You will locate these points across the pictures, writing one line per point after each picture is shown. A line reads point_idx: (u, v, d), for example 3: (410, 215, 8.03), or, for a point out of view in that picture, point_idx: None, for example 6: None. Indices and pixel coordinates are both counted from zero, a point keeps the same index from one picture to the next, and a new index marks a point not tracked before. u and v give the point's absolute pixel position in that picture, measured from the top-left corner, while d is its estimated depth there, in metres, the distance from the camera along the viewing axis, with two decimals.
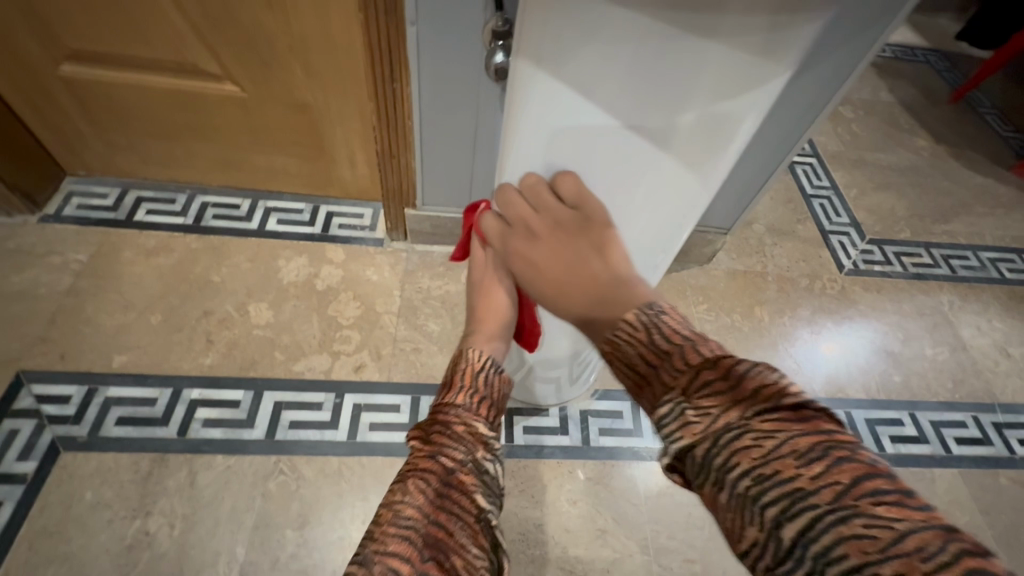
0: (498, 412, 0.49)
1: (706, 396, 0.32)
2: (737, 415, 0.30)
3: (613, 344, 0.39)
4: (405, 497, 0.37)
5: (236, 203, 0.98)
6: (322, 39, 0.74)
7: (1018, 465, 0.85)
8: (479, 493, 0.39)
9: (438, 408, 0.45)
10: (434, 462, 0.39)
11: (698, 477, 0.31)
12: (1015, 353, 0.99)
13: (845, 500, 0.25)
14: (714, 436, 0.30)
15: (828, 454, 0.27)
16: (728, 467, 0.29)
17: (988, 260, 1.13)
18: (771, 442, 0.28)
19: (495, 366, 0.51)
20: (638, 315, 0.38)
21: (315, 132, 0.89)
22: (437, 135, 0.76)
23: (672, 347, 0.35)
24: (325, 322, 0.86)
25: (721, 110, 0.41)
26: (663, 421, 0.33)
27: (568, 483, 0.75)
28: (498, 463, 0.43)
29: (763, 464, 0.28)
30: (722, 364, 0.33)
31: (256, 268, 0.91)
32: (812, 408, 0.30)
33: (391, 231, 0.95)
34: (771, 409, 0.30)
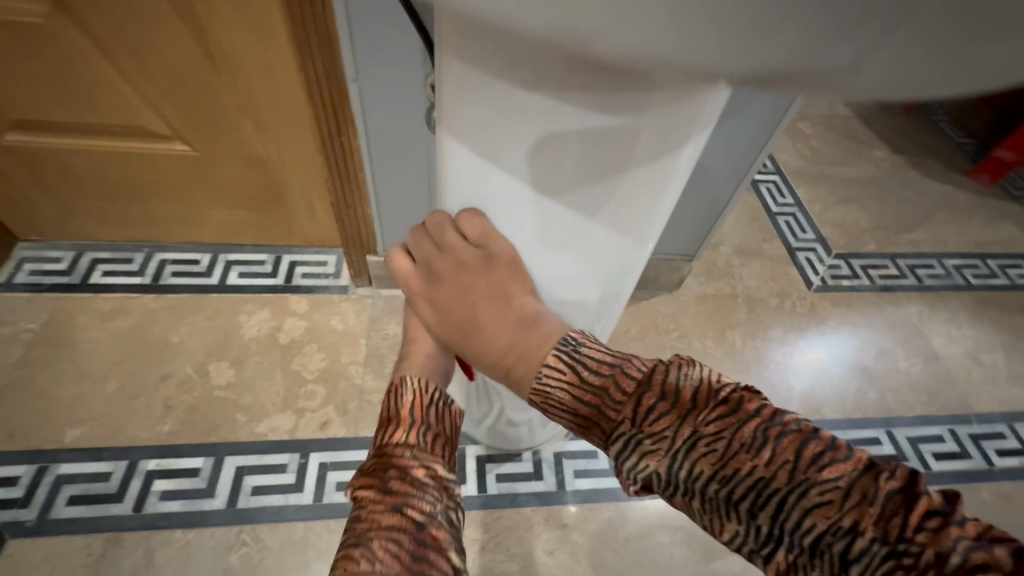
0: (451, 448, 0.49)
1: (655, 420, 0.34)
2: (688, 429, 0.32)
3: (541, 394, 0.40)
4: (376, 566, 0.35)
5: (195, 258, 0.96)
6: (269, 97, 0.73)
7: (998, 477, 0.85)
8: (449, 542, 0.40)
9: (393, 452, 0.44)
10: (400, 519, 0.38)
11: (668, 492, 0.33)
12: (987, 359, 0.99)
13: (797, 476, 0.29)
14: (675, 454, 0.32)
15: (770, 437, 0.30)
16: (694, 476, 0.31)
17: (953, 267, 1.14)
18: (723, 443, 0.31)
19: (443, 399, 0.51)
20: (561, 352, 0.40)
21: (271, 186, 0.87)
22: (390, 185, 0.76)
23: (605, 380, 0.38)
24: (288, 377, 0.83)
25: (651, 172, 0.41)
26: (619, 455, 0.35)
27: (545, 532, 0.73)
28: (457, 504, 0.44)
29: (724, 467, 0.31)
30: (655, 381, 0.35)
31: (217, 325, 0.88)
32: (735, 392, 0.33)
33: (355, 278, 0.93)
34: (710, 412, 0.32)
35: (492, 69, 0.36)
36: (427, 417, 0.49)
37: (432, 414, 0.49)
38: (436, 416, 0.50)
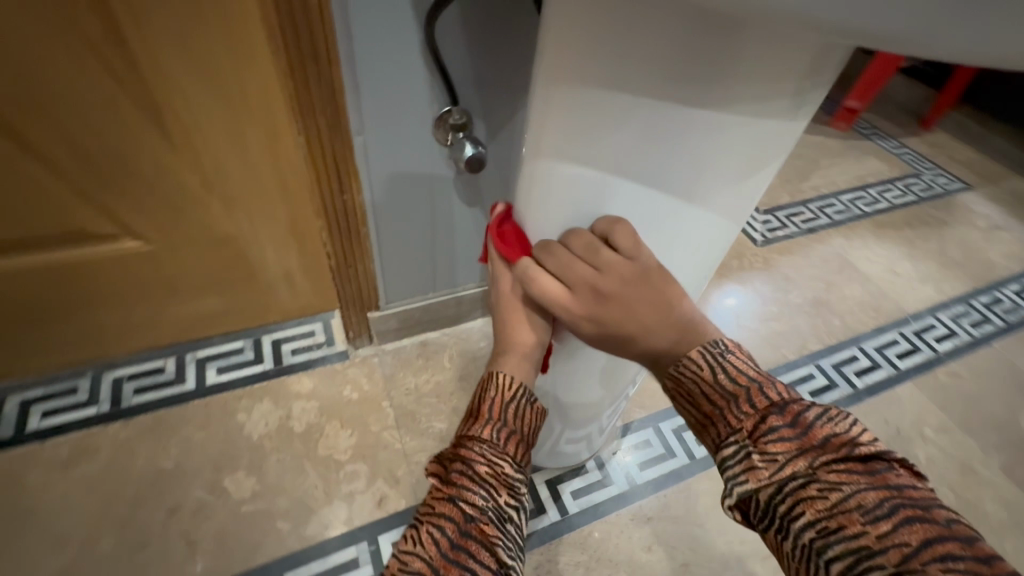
0: (528, 447, 0.46)
1: (773, 442, 0.35)
2: (803, 465, 0.33)
3: (673, 382, 0.41)
4: (418, 548, 0.36)
5: (157, 365, 0.83)
6: (239, 168, 0.66)
7: (945, 359, 1.02)
8: (500, 544, 0.37)
9: (461, 440, 0.42)
10: (452, 509, 0.37)
11: (760, 520, 0.34)
12: (900, 269, 1.19)
13: (910, 564, 0.27)
14: (779, 483, 0.33)
15: (896, 513, 0.29)
16: (793, 514, 0.32)
17: (848, 201, 1.36)
18: (836, 494, 0.31)
19: (527, 398, 0.46)
20: (701, 353, 0.40)
21: (244, 264, 0.79)
22: (395, 232, 0.72)
23: (738, 389, 0.38)
24: (321, 465, 0.76)
25: (751, 157, 0.40)
26: (728, 459, 0.37)
27: (636, 531, 0.74)
28: (519, 510, 0.41)
29: (828, 517, 0.31)
30: (789, 410, 0.36)
31: (214, 434, 0.77)
32: (876, 456, 0.33)
33: (355, 340, 0.87)
34: (835, 460, 0.33)
35: (597, 81, 0.36)
36: (507, 415, 0.45)
37: (513, 412, 0.45)
38: (517, 413, 0.45)
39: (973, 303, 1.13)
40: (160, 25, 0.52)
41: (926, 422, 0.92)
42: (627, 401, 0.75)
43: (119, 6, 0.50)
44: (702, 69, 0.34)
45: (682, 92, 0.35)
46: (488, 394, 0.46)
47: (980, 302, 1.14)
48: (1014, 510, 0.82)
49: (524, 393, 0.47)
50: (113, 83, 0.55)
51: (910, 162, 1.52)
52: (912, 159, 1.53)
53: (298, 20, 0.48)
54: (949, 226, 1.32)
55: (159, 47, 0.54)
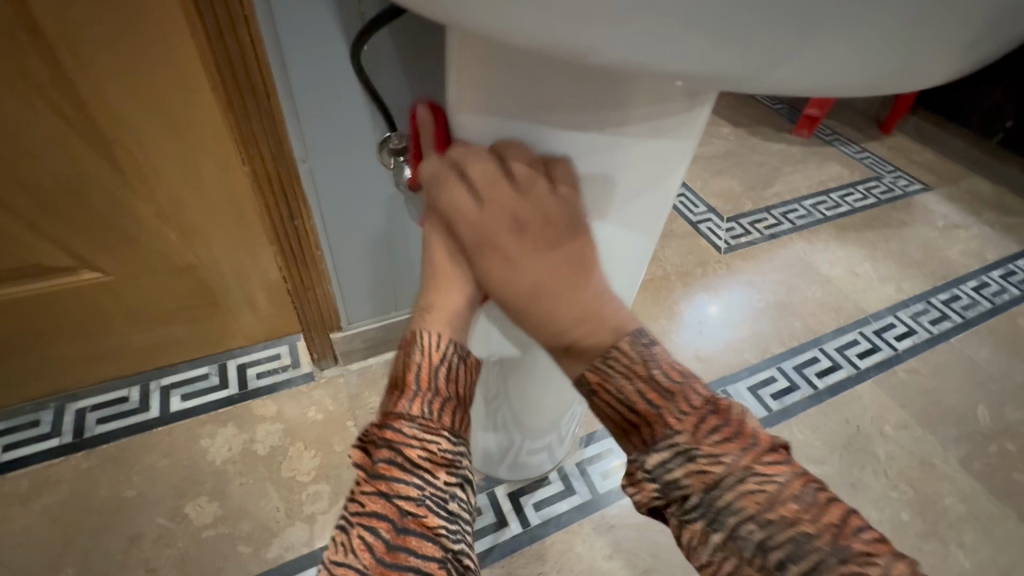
0: (462, 407, 0.46)
1: (713, 439, 0.37)
2: (743, 460, 0.36)
3: (600, 377, 0.42)
4: (354, 554, 0.37)
5: (122, 394, 0.84)
6: (191, 198, 0.68)
7: (904, 356, 1.04)
8: (439, 530, 0.39)
9: (389, 420, 0.41)
10: (386, 506, 0.38)
11: (689, 514, 0.36)
12: (861, 270, 1.22)
13: (841, 542, 0.32)
14: (722, 480, 0.35)
15: (819, 498, 0.35)
16: (734, 509, 0.34)
17: (810, 206, 1.39)
18: (772, 485, 0.35)
19: (457, 355, 0.46)
20: (632, 348, 0.42)
21: (204, 291, 0.80)
22: (349, 254, 0.73)
23: (673, 386, 0.40)
24: (284, 487, 0.76)
25: (655, 168, 0.42)
26: (663, 457, 0.38)
27: (598, 540, 0.75)
28: (462, 481, 0.42)
29: (768, 509, 0.34)
30: (720, 406, 0.39)
31: (177, 461, 0.78)
32: (789, 451, 0.38)
33: (319, 361, 0.88)
34: (766, 454, 0.36)
35: (500, 106, 0.39)
36: (437, 381, 0.44)
37: (444, 376, 0.45)
38: (447, 377, 0.45)
39: (932, 301, 1.16)
40: (97, 63, 0.54)
41: (886, 419, 0.93)
42: (582, 410, 0.76)
43: (57, 47, 0.52)
44: (595, 96, 0.37)
45: (580, 118, 0.38)
46: (415, 359, 0.44)
47: (938, 299, 1.16)
48: (971, 503, 0.84)
49: (454, 350, 0.46)
50: (58, 118, 0.57)
51: (871, 165, 1.56)
52: (873, 163, 1.57)
53: (229, 55, 0.50)
54: (908, 227, 1.36)
55: (100, 83, 0.55)
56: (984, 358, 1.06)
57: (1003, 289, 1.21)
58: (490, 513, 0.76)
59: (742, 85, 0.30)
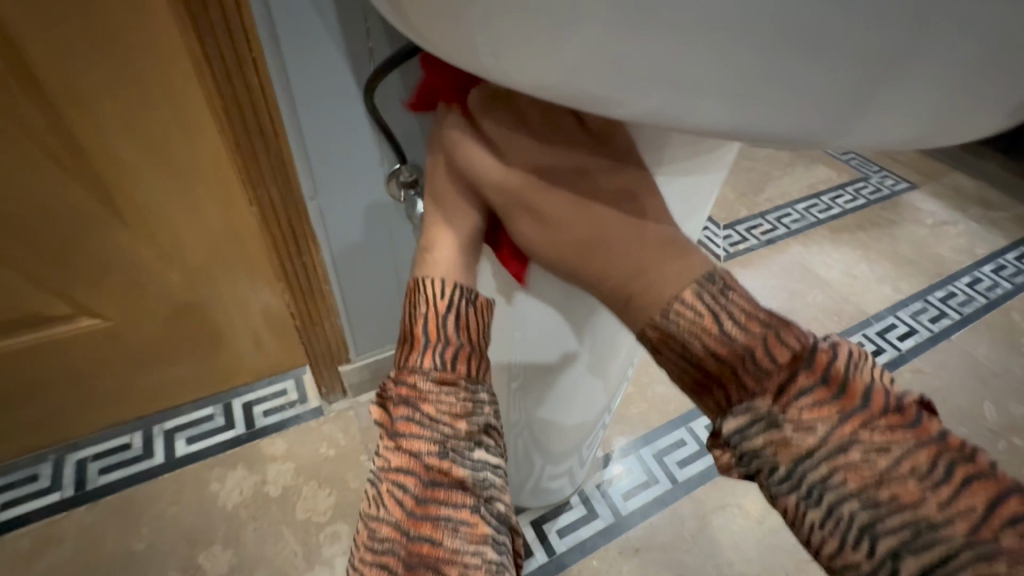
0: (484, 355, 0.40)
1: (808, 406, 0.29)
2: (848, 429, 0.28)
3: (661, 333, 0.34)
4: (381, 512, 0.35)
5: (124, 441, 0.81)
6: (193, 237, 0.66)
7: (907, 356, 1.05)
8: (470, 480, 0.35)
9: (400, 375, 0.38)
10: (410, 461, 0.35)
11: (776, 487, 0.29)
12: (858, 271, 1.24)
13: (980, 532, 0.25)
14: (819, 452, 0.28)
15: (953, 474, 0.26)
16: (832, 484, 0.28)
17: (803, 210, 1.41)
18: (883, 459, 0.27)
19: (464, 302, 0.40)
20: (698, 295, 0.33)
21: (208, 329, 0.78)
22: (358, 288, 0.72)
23: (751, 339, 0.31)
24: (300, 530, 0.74)
25: (681, 208, 0.42)
26: (742, 424, 0.30)
27: (625, 563, 0.74)
28: (490, 427, 0.37)
29: (879, 489, 0.27)
30: (817, 358, 0.30)
31: (186, 507, 0.75)
32: (912, 405, 0.29)
33: (328, 395, 0.86)
34: (880, 419, 0.28)
35: None
36: (448, 331, 0.39)
37: (455, 326, 0.39)
38: (459, 326, 0.39)
39: (929, 299, 1.18)
40: (101, 110, 0.53)
41: None
42: (602, 431, 0.75)
43: (57, 96, 0.51)
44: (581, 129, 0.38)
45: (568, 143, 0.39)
46: (419, 314, 0.40)
47: (935, 298, 1.18)
48: None
49: (458, 296, 0.40)
50: (57, 166, 0.56)
51: (858, 166, 1.58)
52: (858, 164, 1.59)
53: (239, 97, 0.49)
54: (899, 226, 1.38)
55: (100, 127, 0.54)
56: (983, 353, 1.08)
57: (996, 284, 1.23)
58: None
59: (806, 143, 0.27)
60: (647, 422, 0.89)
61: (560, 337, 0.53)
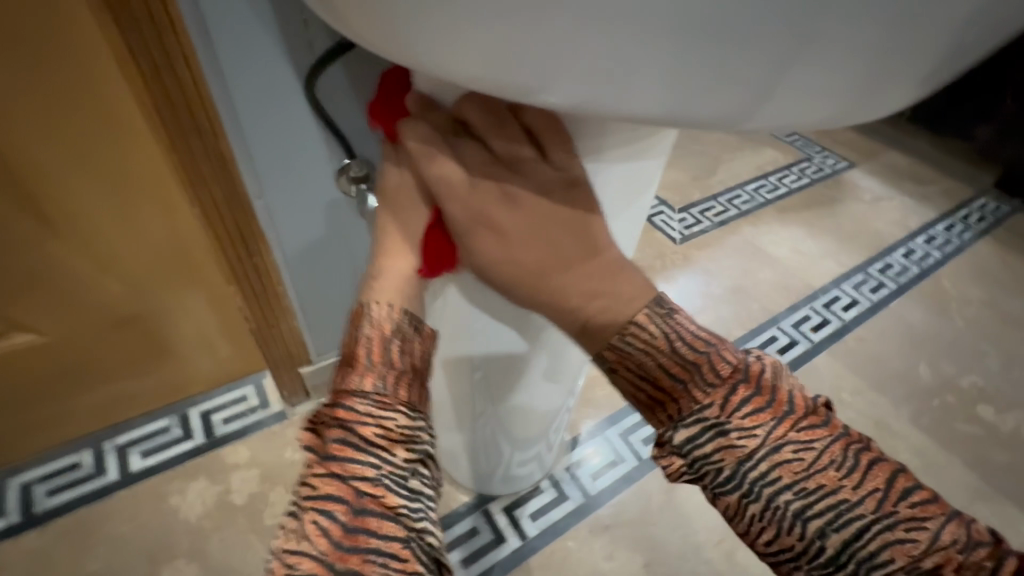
0: (424, 383, 0.42)
1: (747, 413, 0.33)
2: (779, 431, 0.33)
3: (619, 356, 0.38)
4: (302, 543, 0.33)
5: (72, 461, 0.77)
6: (134, 244, 0.63)
7: (850, 325, 1.12)
8: (404, 510, 0.35)
9: (341, 395, 0.38)
10: (341, 488, 0.34)
11: (720, 487, 0.34)
12: (804, 248, 1.30)
13: (885, 507, 0.31)
14: (757, 454, 0.33)
15: (861, 461, 0.32)
16: (769, 480, 0.32)
17: (752, 191, 1.46)
18: (809, 453, 0.32)
19: (410, 324, 0.42)
20: (649, 318, 0.37)
21: (157, 338, 0.75)
22: (315, 288, 0.70)
23: (699, 356, 0.35)
24: (269, 536, 0.72)
25: (625, 195, 0.44)
26: (694, 437, 0.34)
27: (596, 541, 0.76)
28: (425, 457, 0.39)
29: (806, 478, 0.32)
30: (751, 371, 0.35)
31: (145, 524, 0.72)
32: (822, 406, 0.35)
33: (290, 398, 0.84)
34: (802, 420, 0.33)
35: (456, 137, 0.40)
36: (391, 356, 0.40)
37: (398, 351, 0.41)
38: (402, 351, 0.41)
39: (869, 271, 1.25)
40: (20, 114, 0.50)
41: (842, 388, 1.01)
42: (569, 416, 0.76)
43: None
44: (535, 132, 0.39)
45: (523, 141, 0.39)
46: (362, 333, 0.40)
47: (874, 269, 1.26)
48: (924, 455, 0.92)
49: (405, 321, 0.42)
50: None
51: (801, 148, 1.64)
52: (802, 145, 1.66)
53: (171, 95, 0.47)
54: (840, 203, 1.45)
55: (20, 132, 0.51)
56: (918, 319, 1.15)
57: (927, 254, 1.32)
58: (487, 532, 0.76)
59: (718, 128, 0.28)
60: (611, 404, 0.91)
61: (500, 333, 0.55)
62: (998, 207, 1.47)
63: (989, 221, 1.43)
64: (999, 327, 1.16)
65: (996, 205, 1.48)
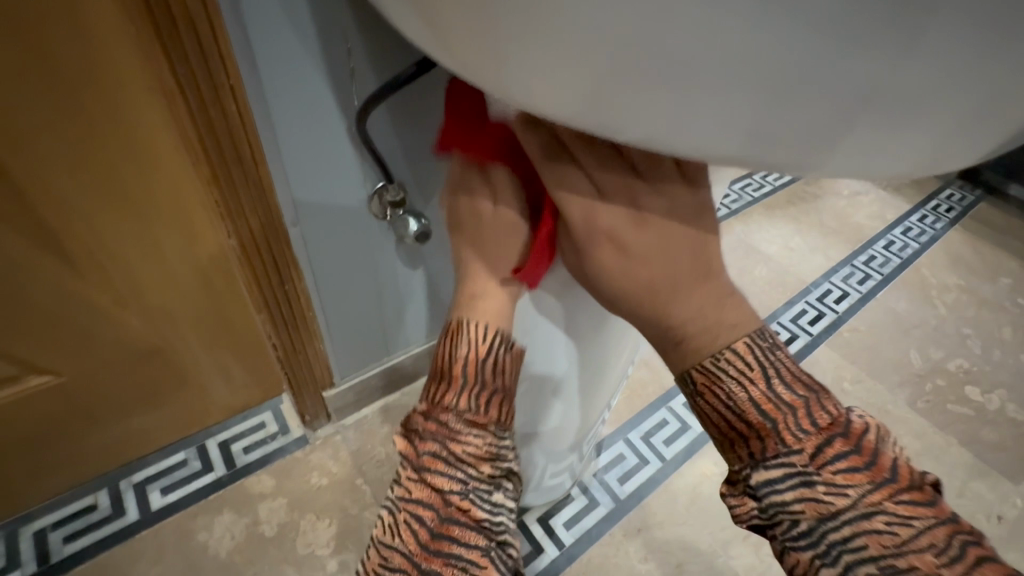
0: (511, 401, 0.45)
1: (843, 473, 0.35)
2: (876, 498, 0.35)
3: (709, 379, 0.39)
4: (397, 542, 0.40)
5: (88, 503, 0.74)
6: (156, 276, 0.62)
7: (843, 317, 1.17)
8: (485, 521, 0.40)
9: (436, 409, 0.42)
10: (431, 495, 0.40)
11: (796, 540, 0.36)
12: (793, 243, 1.35)
13: None
14: (846, 517, 0.35)
15: (962, 550, 0.33)
16: (855, 544, 0.34)
17: (739, 190, 1.51)
18: (904, 530, 0.34)
19: (502, 346, 0.44)
20: (750, 349, 0.39)
21: (174, 369, 0.73)
22: (342, 311, 0.70)
23: (796, 399, 0.37)
24: (303, 566, 0.71)
25: None
26: (776, 478, 0.37)
27: (630, 544, 0.78)
28: (507, 473, 0.43)
29: (894, 552, 0.34)
30: (851, 429, 0.37)
31: (173, 563, 0.70)
32: (928, 486, 0.36)
33: (312, 422, 0.82)
34: (904, 494, 0.35)
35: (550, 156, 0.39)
36: (484, 374, 0.43)
37: (490, 368, 0.44)
38: (494, 369, 0.44)
39: (855, 264, 1.31)
40: (47, 151, 0.48)
41: (842, 378, 1.05)
42: (601, 425, 0.76)
43: None
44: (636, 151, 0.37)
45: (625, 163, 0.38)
46: (460, 351, 0.43)
47: (859, 262, 1.32)
48: (923, 438, 0.97)
49: (497, 342, 0.44)
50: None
51: None
52: None
53: (215, 126, 0.46)
54: (821, 199, 1.52)
55: (46, 167, 0.49)
56: (904, 308, 1.22)
57: (906, 245, 1.39)
58: (524, 544, 0.77)
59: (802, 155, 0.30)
60: (631, 407, 0.93)
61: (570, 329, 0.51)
62: (964, 197, 1.57)
63: (957, 211, 1.52)
64: (976, 311, 1.23)
65: (962, 195, 1.57)
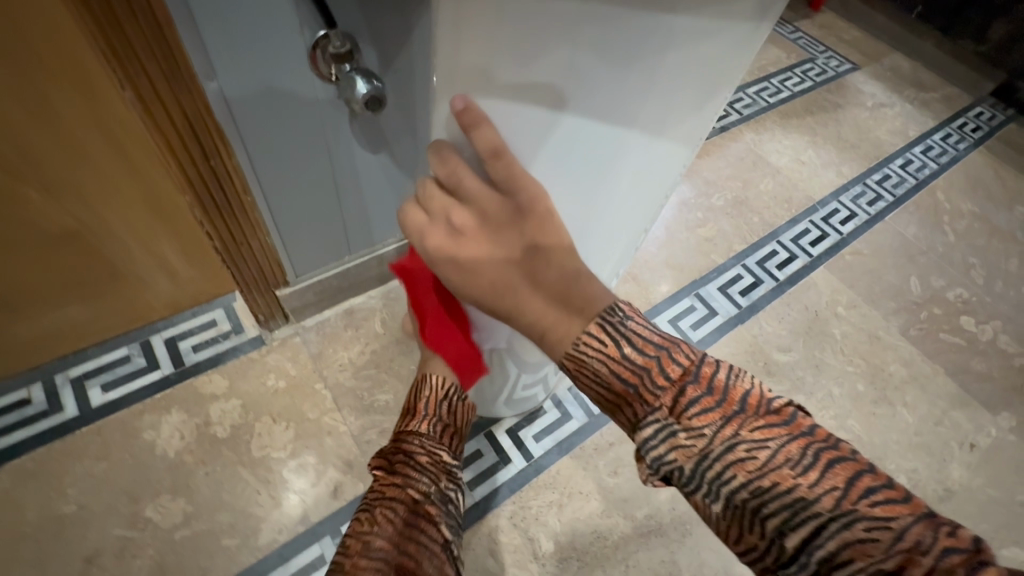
0: (459, 437, 0.54)
1: (697, 415, 0.32)
2: (730, 431, 0.31)
3: (576, 363, 0.34)
4: (372, 531, 0.40)
5: (20, 397, 0.69)
6: (50, 143, 0.51)
7: (847, 239, 1.10)
8: (442, 522, 0.43)
9: (403, 435, 0.50)
10: (399, 492, 0.43)
11: (686, 488, 0.32)
12: (806, 157, 1.24)
13: (843, 505, 0.28)
14: (709, 454, 0.30)
15: (820, 459, 0.29)
16: (723, 479, 0.30)
17: (754, 94, 1.35)
18: (763, 452, 0.30)
19: (457, 395, 0.54)
20: (602, 326, 0.33)
21: (100, 256, 0.64)
22: (289, 198, 0.60)
23: (648, 360, 0.34)
24: (259, 469, 0.68)
25: (703, 84, 0.34)
26: (646, 438, 0.33)
27: (603, 458, 0.75)
28: (457, 488, 0.49)
29: (760, 476, 0.29)
30: (702, 373, 0.33)
31: (118, 460, 0.67)
32: (785, 408, 0.32)
33: (268, 322, 0.75)
34: (758, 420, 0.31)
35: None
36: (440, 409, 0.53)
37: (446, 406, 0.53)
38: (449, 408, 0.54)
39: (868, 182, 1.21)
40: None
41: (837, 302, 1.00)
42: None
43: None
44: None
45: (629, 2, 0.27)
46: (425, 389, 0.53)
47: (873, 180, 1.22)
48: (911, 366, 0.94)
49: (451, 391, 0.54)
50: None
51: (805, 46, 1.51)
52: (806, 43, 1.52)
53: None
54: (842, 109, 1.37)
55: None
56: (912, 233, 1.14)
57: (925, 165, 1.28)
58: (491, 455, 0.74)
59: None
60: None
61: (610, 211, 0.41)
62: (994, 116, 1.44)
63: (984, 130, 1.40)
64: (985, 239, 1.17)
65: (992, 114, 1.44)
